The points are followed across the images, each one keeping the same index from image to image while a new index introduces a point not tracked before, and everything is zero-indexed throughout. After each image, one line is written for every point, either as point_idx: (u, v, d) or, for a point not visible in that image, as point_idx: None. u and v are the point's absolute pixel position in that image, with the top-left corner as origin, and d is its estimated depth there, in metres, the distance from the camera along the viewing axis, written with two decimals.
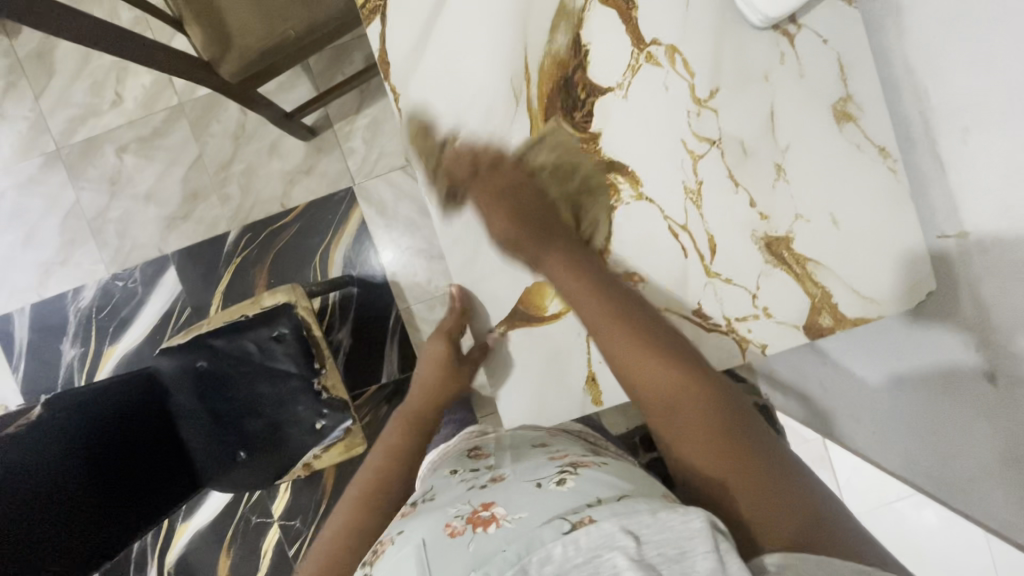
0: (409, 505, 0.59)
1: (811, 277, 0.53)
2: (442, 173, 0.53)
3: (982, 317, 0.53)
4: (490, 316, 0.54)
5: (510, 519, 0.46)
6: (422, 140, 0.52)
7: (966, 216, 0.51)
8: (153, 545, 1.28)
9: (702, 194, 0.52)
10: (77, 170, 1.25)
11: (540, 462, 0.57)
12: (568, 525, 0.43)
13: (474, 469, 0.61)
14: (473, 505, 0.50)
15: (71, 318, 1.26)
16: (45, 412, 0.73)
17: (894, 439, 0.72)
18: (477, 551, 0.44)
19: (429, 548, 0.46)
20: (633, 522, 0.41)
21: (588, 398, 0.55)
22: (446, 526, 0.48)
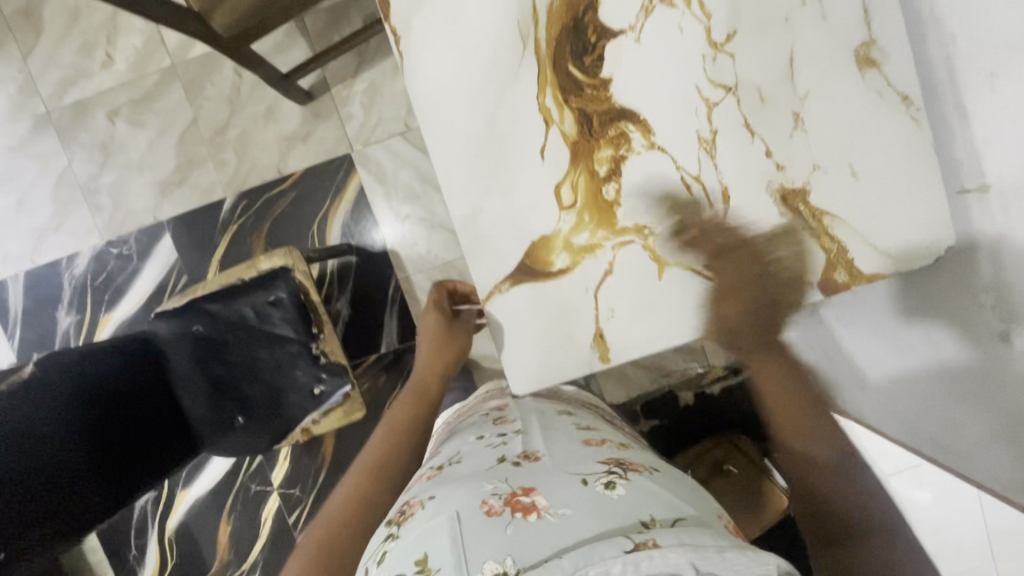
0: (434, 468, 0.59)
1: (828, 232, 0.51)
2: (444, 118, 0.50)
3: (997, 275, 0.52)
4: (493, 271, 0.52)
5: (552, 512, 0.45)
6: (425, 85, 0.50)
7: (990, 168, 0.49)
8: (154, 512, 1.28)
9: (716, 144, 0.50)
10: (69, 134, 1.22)
11: (579, 451, 0.55)
12: (631, 544, 0.40)
13: (501, 434, 0.61)
14: (513, 488, 0.49)
15: (66, 286, 1.24)
16: (38, 370, 0.72)
17: (897, 405, 0.71)
18: (516, 542, 0.43)
19: (463, 524, 0.45)
20: (705, 557, 0.38)
21: (595, 354, 0.53)
22: (483, 503, 0.47)
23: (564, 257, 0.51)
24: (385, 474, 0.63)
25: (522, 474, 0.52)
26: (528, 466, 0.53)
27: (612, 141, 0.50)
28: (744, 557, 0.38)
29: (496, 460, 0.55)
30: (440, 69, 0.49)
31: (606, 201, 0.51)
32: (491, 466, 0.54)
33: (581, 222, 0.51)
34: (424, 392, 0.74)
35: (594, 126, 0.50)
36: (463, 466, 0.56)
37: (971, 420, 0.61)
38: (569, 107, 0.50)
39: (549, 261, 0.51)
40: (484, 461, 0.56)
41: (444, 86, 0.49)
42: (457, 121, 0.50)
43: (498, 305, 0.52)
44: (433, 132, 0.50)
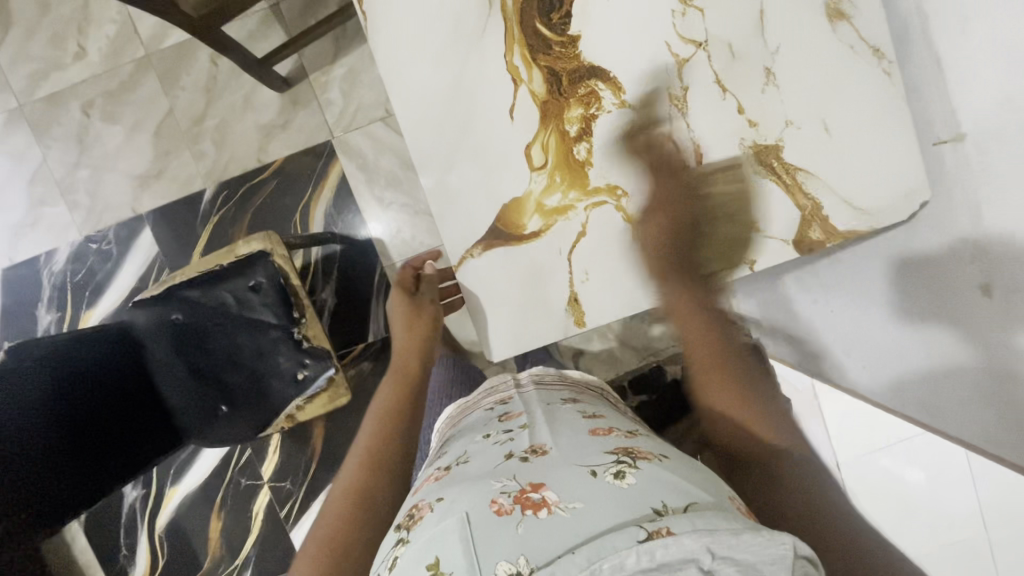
0: (442, 468, 0.57)
1: (801, 188, 0.51)
2: (410, 81, 0.49)
3: (976, 225, 0.52)
4: (465, 238, 0.51)
5: (563, 507, 0.43)
6: (389, 47, 0.49)
7: (964, 116, 0.50)
8: (142, 511, 1.27)
9: (688, 101, 0.50)
10: (42, 128, 1.20)
11: (588, 441, 0.53)
12: (644, 534, 0.38)
13: (507, 431, 0.59)
14: (522, 485, 0.47)
15: (45, 283, 1.22)
16: (13, 360, 0.71)
17: (885, 370, 0.70)
18: (530, 539, 0.41)
19: (474, 526, 0.43)
20: (719, 541, 0.36)
21: (570, 318, 0.52)
22: (492, 502, 0.45)
23: (536, 220, 0.51)
24: (383, 464, 0.61)
25: (530, 469, 0.49)
26: (536, 461, 0.51)
27: (582, 100, 0.49)
28: (762, 537, 0.36)
29: (504, 458, 0.53)
30: (405, 29, 0.48)
31: (577, 161, 0.50)
32: (499, 463, 0.52)
33: (552, 184, 0.50)
34: (406, 376, 0.73)
35: (564, 85, 0.49)
36: (470, 465, 0.54)
37: (959, 382, 0.60)
38: (538, 66, 0.49)
39: (522, 224, 0.51)
40: (491, 458, 0.54)
41: (410, 48, 0.49)
42: (423, 83, 0.49)
43: (472, 269, 0.51)
44: (400, 94, 0.49)
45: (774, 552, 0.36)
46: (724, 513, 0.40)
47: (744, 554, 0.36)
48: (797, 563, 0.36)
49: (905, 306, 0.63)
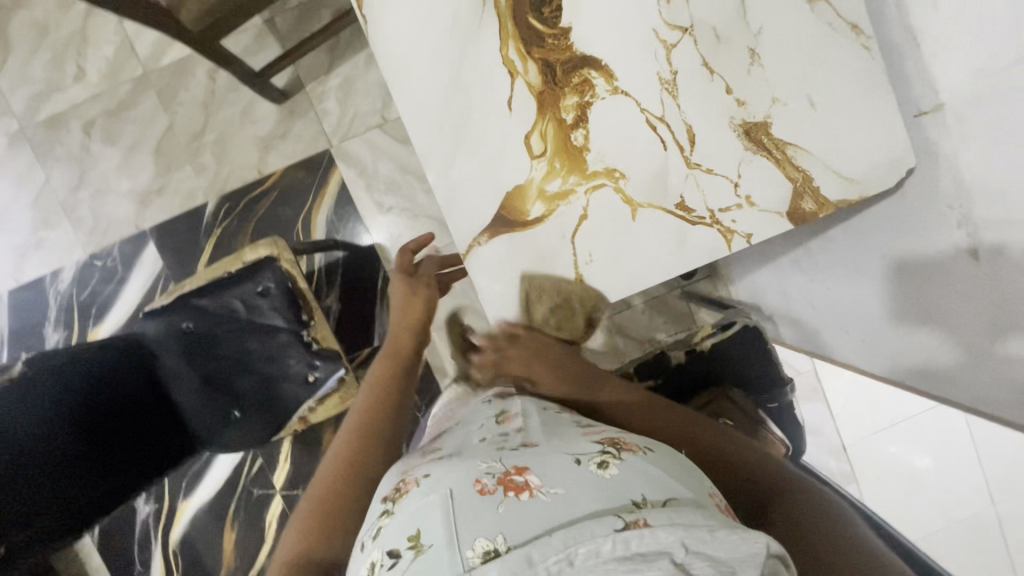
0: (433, 449, 0.56)
1: (791, 162, 0.53)
2: (410, 75, 0.51)
3: (960, 191, 0.54)
4: (471, 226, 0.53)
5: (545, 491, 0.42)
6: (388, 44, 0.51)
7: (941, 86, 0.52)
8: (156, 526, 1.27)
9: (677, 84, 0.52)
10: (44, 149, 1.21)
11: (576, 434, 0.53)
12: (622, 522, 0.37)
13: (500, 418, 0.59)
14: (506, 468, 0.46)
15: (51, 302, 1.23)
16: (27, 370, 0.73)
17: (881, 341, 0.72)
18: (510, 520, 0.40)
19: (457, 503, 0.43)
20: (695, 536, 0.36)
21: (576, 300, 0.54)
22: (476, 482, 0.45)
23: (538, 206, 0.53)
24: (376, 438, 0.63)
25: (518, 454, 0.49)
26: (525, 447, 0.50)
27: (576, 88, 0.51)
28: (735, 534, 0.36)
29: (494, 444, 0.52)
30: (400, 26, 0.50)
31: (575, 147, 0.52)
32: (487, 448, 0.51)
33: (552, 169, 0.52)
34: (396, 355, 0.73)
35: (558, 75, 0.51)
36: (461, 448, 0.54)
37: (954, 346, 0.61)
38: (532, 58, 0.51)
39: (524, 211, 0.52)
40: (481, 444, 0.53)
41: (407, 44, 0.51)
42: (422, 76, 0.51)
43: (480, 256, 0.53)
44: (399, 88, 0.51)
45: (748, 548, 0.35)
46: (703, 511, 0.40)
47: (717, 549, 0.35)
48: (768, 562, 0.36)
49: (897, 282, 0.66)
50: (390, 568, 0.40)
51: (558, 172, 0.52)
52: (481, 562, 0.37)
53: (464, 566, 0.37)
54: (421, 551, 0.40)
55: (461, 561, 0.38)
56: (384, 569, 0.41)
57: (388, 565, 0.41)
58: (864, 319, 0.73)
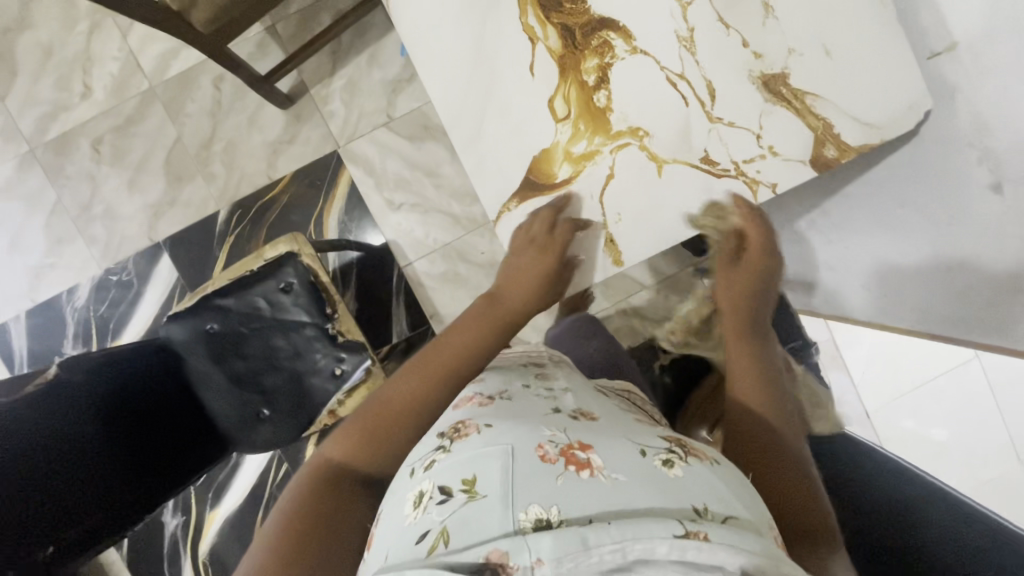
0: (485, 395, 0.53)
1: (810, 110, 0.56)
2: (436, 51, 0.55)
3: (979, 128, 0.56)
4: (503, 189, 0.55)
5: (606, 474, 0.40)
6: (411, 23, 0.55)
7: (954, 26, 0.55)
8: (185, 537, 1.26)
9: (695, 41, 0.55)
10: (55, 168, 1.23)
11: (638, 427, 0.50)
12: (681, 530, 0.35)
13: (549, 387, 0.55)
14: (570, 440, 0.44)
15: (69, 319, 1.23)
16: (62, 372, 0.74)
17: (908, 294, 0.73)
18: (566, 492, 0.39)
19: (516, 461, 0.42)
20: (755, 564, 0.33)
21: (608, 258, 0.59)
22: (537, 446, 0.43)
23: (565, 169, 0.57)
24: (449, 380, 0.54)
25: (580, 428, 0.47)
26: (585, 423, 0.48)
27: (596, 51, 0.55)
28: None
29: (551, 409, 0.50)
30: (420, 3, 0.55)
31: (599, 108, 0.56)
32: (546, 413, 0.49)
33: (578, 131, 0.56)
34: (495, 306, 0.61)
35: (578, 38, 0.55)
36: (516, 403, 0.51)
37: (976, 286, 0.63)
38: (552, 23, 0.55)
39: (553, 173, 0.57)
40: (537, 406, 0.51)
41: (429, 21, 0.55)
42: (447, 53, 0.55)
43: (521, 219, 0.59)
44: (423, 62, 0.56)
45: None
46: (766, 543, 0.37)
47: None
48: None
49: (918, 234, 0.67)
50: (438, 504, 0.41)
51: (582, 132, 0.56)
52: (530, 528, 0.36)
53: (511, 526, 0.36)
54: (473, 497, 0.40)
55: (511, 520, 0.37)
56: (432, 503, 0.41)
57: (437, 501, 0.41)
58: (890, 274, 0.73)
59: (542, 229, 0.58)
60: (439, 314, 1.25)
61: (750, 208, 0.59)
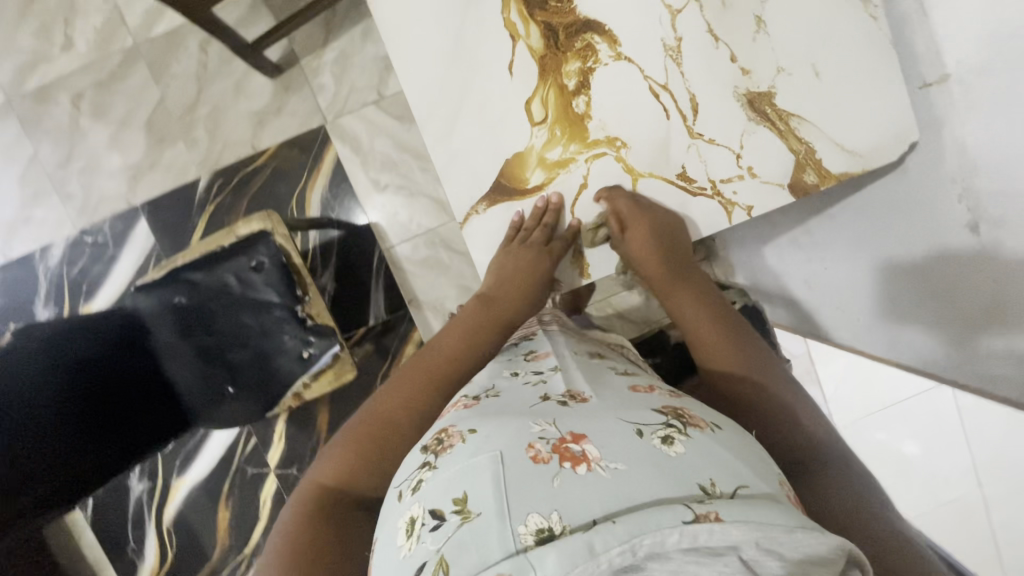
0: (470, 397, 0.55)
1: (794, 133, 0.65)
2: (415, 64, 0.64)
3: (962, 161, 0.55)
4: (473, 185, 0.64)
5: (604, 465, 0.41)
6: (394, 38, 0.64)
7: (947, 57, 0.54)
8: (150, 502, 1.27)
9: (681, 49, 0.64)
10: (32, 121, 1.19)
11: (632, 398, 0.51)
12: (691, 514, 0.35)
13: (537, 372, 0.58)
14: (562, 433, 0.44)
15: (41, 278, 1.21)
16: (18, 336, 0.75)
17: (894, 322, 0.71)
18: (565, 495, 0.39)
19: (507, 469, 0.41)
20: (770, 535, 0.34)
21: (577, 272, 0.72)
22: (529, 447, 0.43)
23: (535, 176, 0.67)
24: (444, 386, 0.59)
25: (572, 416, 0.47)
26: (575, 406, 0.49)
27: (579, 54, 0.64)
28: (814, 536, 0.34)
29: (540, 399, 0.51)
30: (403, 18, 0.63)
31: (577, 113, 0.65)
32: (535, 403, 0.50)
33: (553, 137, 0.66)
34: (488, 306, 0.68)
35: (561, 39, 0.64)
36: (502, 399, 0.52)
37: (952, 321, 0.62)
38: (534, 22, 0.63)
39: (525, 178, 0.67)
40: (526, 398, 0.52)
41: (412, 33, 0.63)
42: (424, 64, 0.64)
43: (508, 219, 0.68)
44: (402, 70, 0.64)
45: (820, 544, 0.34)
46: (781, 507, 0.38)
47: (792, 551, 0.34)
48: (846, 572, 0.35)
49: (902, 271, 0.66)
50: (432, 531, 0.40)
51: (555, 133, 0.65)
52: (533, 543, 0.36)
53: (514, 545, 0.36)
54: (468, 518, 0.39)
55: (512, 539, 0.37)
56: (425, 531, 0.41)
57: (430, 527, 0.41)
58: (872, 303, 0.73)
59: (536, 235, 0.68)
60: (418, 300, 1.24)
61: (609, 195, 0.67)
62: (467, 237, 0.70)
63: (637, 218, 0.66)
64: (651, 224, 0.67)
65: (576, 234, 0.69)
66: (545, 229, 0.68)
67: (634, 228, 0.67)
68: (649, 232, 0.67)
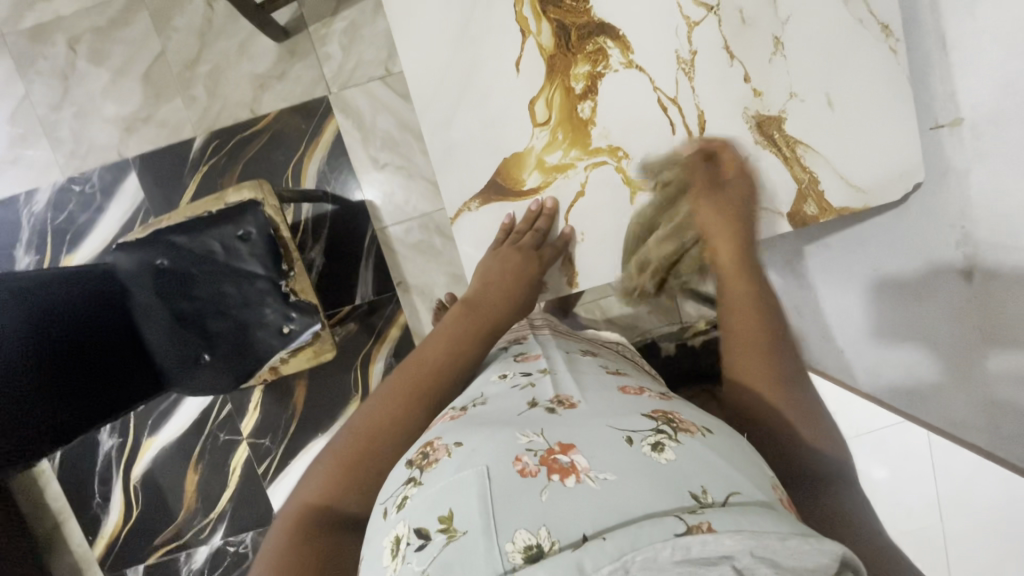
0: (457, 408, 0.54)
1: (799, 161, 0.64)
2: (420, 48, 0.62)
3: (963, 204, 0.57)
4: (474, 182, 0.65)
5: (593, 476, 0.40)
6: (401, 19, 0.61)
7: (963, 101, 0.55)
8: (119, 459, 1.26)
9: (695, 63, 0.63)
10: (25, 61, 1.15)
11: (622, 403, 0.50)
12: (683, 527, 0.35)
13: (526, 375, 0.57)
14: (550, 444, 0.43)
15: (24, 223, 1.18)
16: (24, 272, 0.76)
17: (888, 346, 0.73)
18: (553, 509, 0.38)
19: (493, 483, 0.41)
20: (764, 544, 0.34)
21: (565, 281, 0.70)
22: (516, 459, 0.42)
23: (531, 179, 0.66)
24: (432, 398, 0.57)
25: (559, 425, 0.46)
26: (564, 413, 0.48)
27: (590, 57, 0.63)
28: (807, 544, 0.34)
29: (528, 405, 0.50)
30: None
31: (581, 119, 0.64)
32: (522, 412, 0.49)
33: (554, 141, 0.65)
34: (470, 306, 0.67)
35: (572, 39, 0.63)
36: (490, 409, 0.51)
37: (950, 360, 0.64)
38: (546, 18, 0.62)
39: (520, 180, 0.66)
40: (512, 406, 0.51)
41: (419, 15, 0.61)
42: (429, 50, 0.62)
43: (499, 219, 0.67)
44: (405, 53, 0.62)
45: (807, 550, 0.34)
46: (771, 513, 0.38)
47: (786, 559, 0.34)
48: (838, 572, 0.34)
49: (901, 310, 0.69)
50: (417, 551, 0.40)
51: (556, 136, 0.64)
52: (522, 561, 0.36)
53: (502, 565, 0.36)
54: (454, 537, 0.39)
55: (500, 558, 0.37)
56: (411, 551, 0.40)
57: (415, 547, 0.40)
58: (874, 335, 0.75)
59: (528, 237, 0.67)
60: (406, 283, 1.23)
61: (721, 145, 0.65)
62: (457, 231, 0.69)
63: (736, 181, 0.66)
64: (749, 190, 0.66)
65: (567, 242, 0.68)
66: (539, 229, 0.67)
67: (730, 189, 0.66)
68: (719, 202, 0.66)
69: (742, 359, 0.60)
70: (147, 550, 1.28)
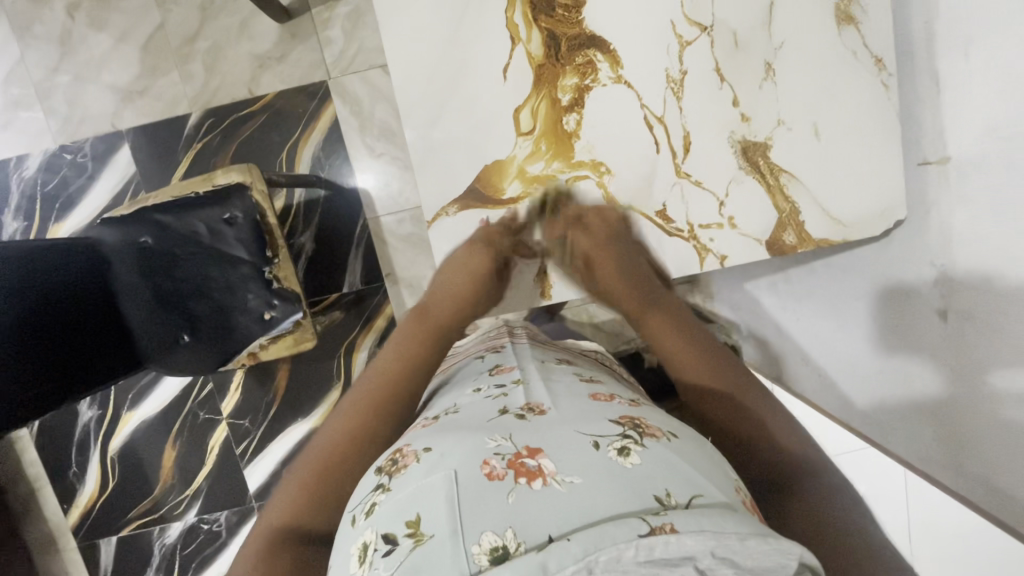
0: (430, 417, 0.54)
1: (782, 190, 0.66)
2: (412, 46, 0.61)
3: (944, 242, 0.58)
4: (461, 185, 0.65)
5: (559, 479, 0.40)
6: (394, 15, 0.60)
7: (950, 142, 0.56)
8: (97, 430, 1.25)
9: (683, 83, 0.63)
10: (21, 25, 1.13)
11: (593, 409, 0.50)
12: (645, 528, 0.35)
13: (499, 386, 0.57)
14: (518, 448, 0.44)
15: (14, 189, 1.17)
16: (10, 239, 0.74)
17: (862, 371, 0.74)
18: (519, 511, 0.38)
19: (460, 487, 0.41)
20: (725, 544, 0.34)
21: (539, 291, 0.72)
22: (484, 464, 0.42)
23: (511, 189, 0.66)
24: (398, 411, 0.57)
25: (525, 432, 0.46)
26: (533, 420, 0.48)
27: (579, 70, 0.63)
28: (766, 543, 0.33)
29: (498, 413, 0.50)
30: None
31: (565, 131, 0.64)
32: (492, 418, 0.49)
33: (536, 151, 0.65)
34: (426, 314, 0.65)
35: (560, 51, 0.62)
36: (461, 416, 0.51)
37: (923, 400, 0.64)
38: (535, 27, 0.61)
39: (499, 189, 0.66)
40: (482, 412, 0.51)
41: (412, 12, 0.60)
42: (421, 48, 0.61)
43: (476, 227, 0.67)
44: (392, 50, 0.61)
45: (770, 553, 0.33)
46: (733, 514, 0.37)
47: (748, 560, 0.33)
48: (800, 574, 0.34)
49: (887, 339, 0.69)
50: (384, 557, 0.39)
51: (538, 147, 0.65)
52: (488, 563, 0.36)
53: (469, 567, 0.36)
54: (421, 541, 0.38)
55: (466, 560, 0.36)
56: (378, 556, 0.39)
57: (383, 553, 0.39)
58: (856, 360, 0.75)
59: (490, 238, 0.66)
60: (395, 275, 1.23)
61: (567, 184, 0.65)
62: (435, 234, 0.68)
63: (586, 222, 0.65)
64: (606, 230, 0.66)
65: (545, 254, 0.68)
66: (501, 233, 0.66)
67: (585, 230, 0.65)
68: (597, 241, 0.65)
69: (681, 363, 0.56)
70: (122, 521, 1.29)
